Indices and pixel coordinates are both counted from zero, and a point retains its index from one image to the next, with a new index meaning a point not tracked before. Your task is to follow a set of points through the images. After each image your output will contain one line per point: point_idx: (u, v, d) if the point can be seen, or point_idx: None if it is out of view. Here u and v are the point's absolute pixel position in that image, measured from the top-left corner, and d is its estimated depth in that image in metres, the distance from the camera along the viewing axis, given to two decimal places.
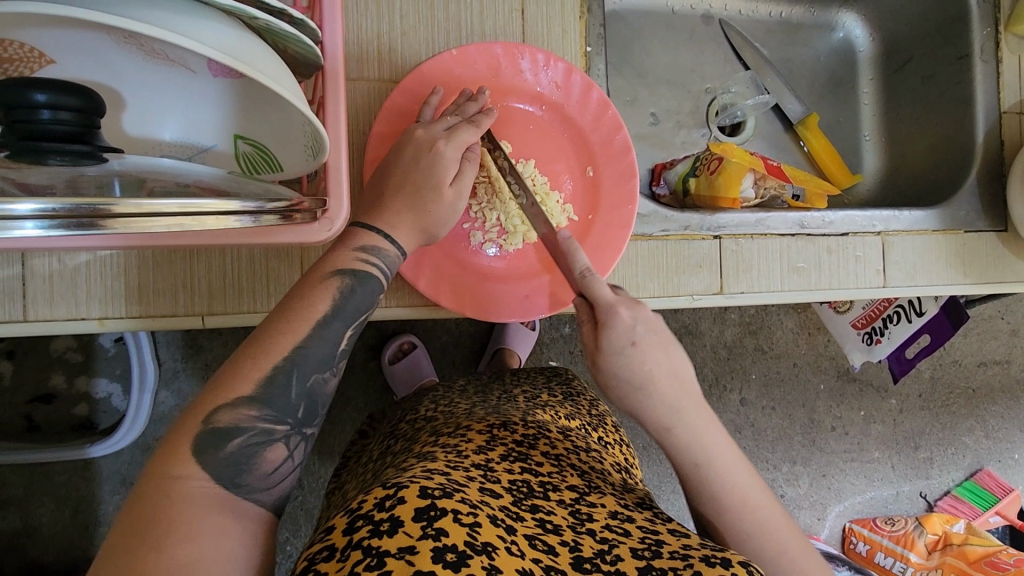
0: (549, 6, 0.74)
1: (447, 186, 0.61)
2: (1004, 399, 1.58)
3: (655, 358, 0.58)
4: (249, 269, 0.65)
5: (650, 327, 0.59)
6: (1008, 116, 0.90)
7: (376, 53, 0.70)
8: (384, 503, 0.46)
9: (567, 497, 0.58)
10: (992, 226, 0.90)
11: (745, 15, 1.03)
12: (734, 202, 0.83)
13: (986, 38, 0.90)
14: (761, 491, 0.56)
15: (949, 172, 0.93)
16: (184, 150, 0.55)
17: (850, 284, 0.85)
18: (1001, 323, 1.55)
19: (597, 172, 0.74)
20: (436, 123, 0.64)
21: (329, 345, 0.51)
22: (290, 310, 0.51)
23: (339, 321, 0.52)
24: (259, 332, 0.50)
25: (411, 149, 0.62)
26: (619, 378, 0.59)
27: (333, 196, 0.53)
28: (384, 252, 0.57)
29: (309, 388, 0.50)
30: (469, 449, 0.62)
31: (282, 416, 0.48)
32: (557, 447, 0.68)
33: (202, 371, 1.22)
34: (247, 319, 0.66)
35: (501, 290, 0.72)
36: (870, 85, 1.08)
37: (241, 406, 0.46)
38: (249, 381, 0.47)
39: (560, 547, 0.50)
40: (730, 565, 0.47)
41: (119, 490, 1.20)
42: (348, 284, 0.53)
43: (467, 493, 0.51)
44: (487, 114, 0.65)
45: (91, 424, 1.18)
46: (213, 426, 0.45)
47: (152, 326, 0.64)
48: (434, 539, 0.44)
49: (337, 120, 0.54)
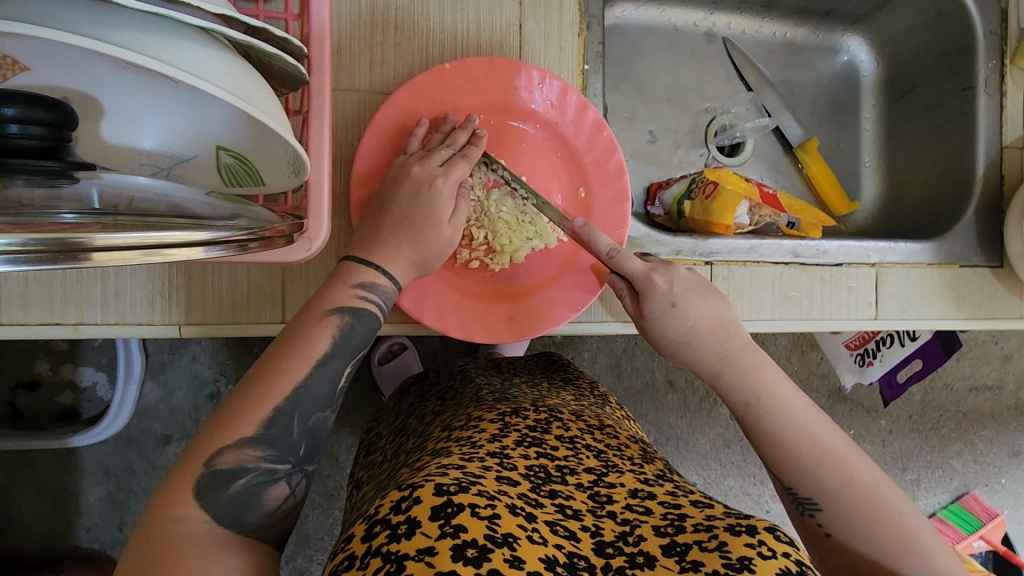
0: (547, 21, 0.73)
1: (446, 223, 0.62)
2: (994, 424, 1.57)
3: (696, 312, 0.64)
4: (230, 278, 0.64)
5: (686, 285, 0.64)
6: (1009, 150, 0.89)
7: (367, 65, 0.68)
8: (401, 506, 0.46)
9: (585, 480, 0.58)
10: (989, 261, 0.89)
11: (748, 35, 1.02)
12: (727, 228, 0.82)
13: (991, 71, 0.88)
14: (825, 423, 0.59)
15: (948, 204, 0.92)
16: (164, 158, 0.53)
17: (842, 314, 0.84)
18: (994, 348, 1.54)
19: (589, 194, 0.73)
20: (431, 156, 0.64)
21: (328, 384, 0.52)
22: (289, 350, 0.52)
23: (338, 359, 0.53)
24: (258, 373, 0.50)
25: (409, 187, 0.62)
26: (665, 338, 0.65)
27: (313, 215, 0.53)
28: (382, 287, 0.58)
29: (311, 426, 0.51)
30: (484, 438, 0.62)
31: (285, 456, 0.49)
32: (571, 429, 0.68)
33: (190, 366, 1.21)
34: (225, 330, 0.65)
35: (484, 310, 0.70)
36: (873, 110, 1.06)
37: (244, 447, 0.47)
38: (252, 423, 0.48)
39: (581, 532, 0.50)
40: (756, 534, 0.46)
41: (101, 481, 1.19)
42: (348, 320, 0.54)
43: (484, 486, 0.50)
44: (477, 143, 0.66)
45: (75, 413, 1.17)
46: (214, 468, 0.46)
47: (128, 333, 0.63)
48: (453, 537, 0.43)
49: (320, 140, 0.53)
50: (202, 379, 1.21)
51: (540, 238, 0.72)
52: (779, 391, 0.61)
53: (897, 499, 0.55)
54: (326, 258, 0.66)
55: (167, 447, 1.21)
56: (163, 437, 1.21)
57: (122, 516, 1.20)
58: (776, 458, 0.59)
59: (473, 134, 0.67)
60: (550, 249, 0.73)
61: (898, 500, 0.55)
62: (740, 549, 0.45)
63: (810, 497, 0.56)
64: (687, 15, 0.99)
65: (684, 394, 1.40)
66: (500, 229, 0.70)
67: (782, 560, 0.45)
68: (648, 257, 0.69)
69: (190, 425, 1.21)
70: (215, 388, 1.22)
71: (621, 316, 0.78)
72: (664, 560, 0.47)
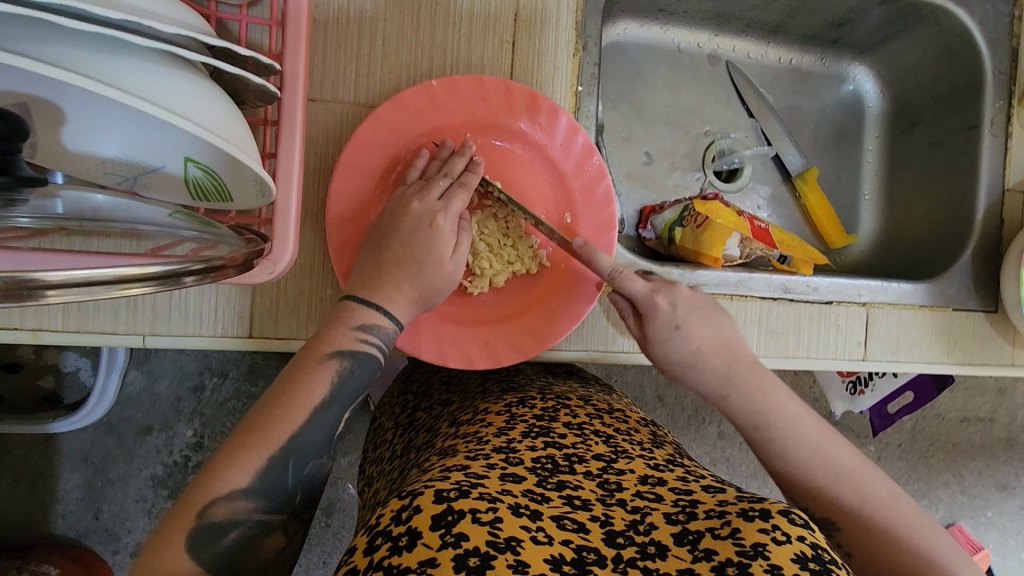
0: (542, 39, 0.71)
1: (447, 260, 0.62)
2: (984, 457, 1.55)
3: (700, 333, 0.65)
4: (198, 291, 0.63)
5: (690, 305, 0.66)
6: (1011, 193, 0.87)
7: (353, 75, 0.66)
8: (401, 516, 0.44)
9: (595, 468, 0.57)
10: (983, 305, 0.87)
11: (753, 59, 1.00)
12: (716, 261, 0.80)
13: (997, 111, 0.86)
14: (836, 445, 0.61)
15: (944, 245, 0.90)
16: (127, 168, 0.51)
17: (830, 353, 0.82)
18: (989, 381, 1.52)
19: (576, 220, 0.71)
20: (429, 189, 0.63)
21: (325, 430, 0.52)
22: (287, 395, 0.52)
23: (336, 406, 0.53)
24: (256, 420, 0.51)
25: (408, 223, 0.62)
26: (671, 361, 0.66)
27: (279, 238, 0.57)
28: (383, 329, 0.58)
29: (306, 475, 0.51)
30: (490, 434, 0.62)
31: (279, 506, 0.50)
32: (580, 416, 0.68)
33: (174, 358, 1.18)
34: (190, 342, 0.64)
35: (462, 334, 0.68)
36: (875, 142, 1.04)
37: (235, 499, 0.47)
38: (246, 474, 0.48)
39: (590, 523, 0.48)
40: (770, 518, 0.43)
41: (79, 468, 1.16)
42: (347, 365, 0.54)
43: (487, 487, 0.48)
44: (474, 171, 0.65)
45: (55, 399, 1.15)
46: (207, 520, 0.46)
47: (89, 341, 0.62)
48: (454, 547, 0.41)
49: (291, 158, 0.56)
50: (187, 371, 1.19)
51: (522, 263, 0.70)
52: (786, 412, 0.63)
53: (910, 515, 0.56)
54: (299, 274, 0.66)
55: (148, 438, 1.18)
56: (144, 427, 1.18)
57: (98, 505, 1.17)
58: (789, 475, 0.61)
59: (471, 161, 0.66)
60: (532, 274, 0.72)
61: (913, 514, 0.56)
62: (753, 536, 0.43)
63: (829, 520, 0.57)
64: (691, 36, 0.97)
65: (673, 411, 1.38)
66: (481, 253, 0.69)
67: (797, 546, 0.42)
68: (650, 275, 0.69)
69: (173, 417, 1.19)
70: (200, 381, 1.19)
71: (602, 346, 0.77)
72: (677, 549, 0.45)
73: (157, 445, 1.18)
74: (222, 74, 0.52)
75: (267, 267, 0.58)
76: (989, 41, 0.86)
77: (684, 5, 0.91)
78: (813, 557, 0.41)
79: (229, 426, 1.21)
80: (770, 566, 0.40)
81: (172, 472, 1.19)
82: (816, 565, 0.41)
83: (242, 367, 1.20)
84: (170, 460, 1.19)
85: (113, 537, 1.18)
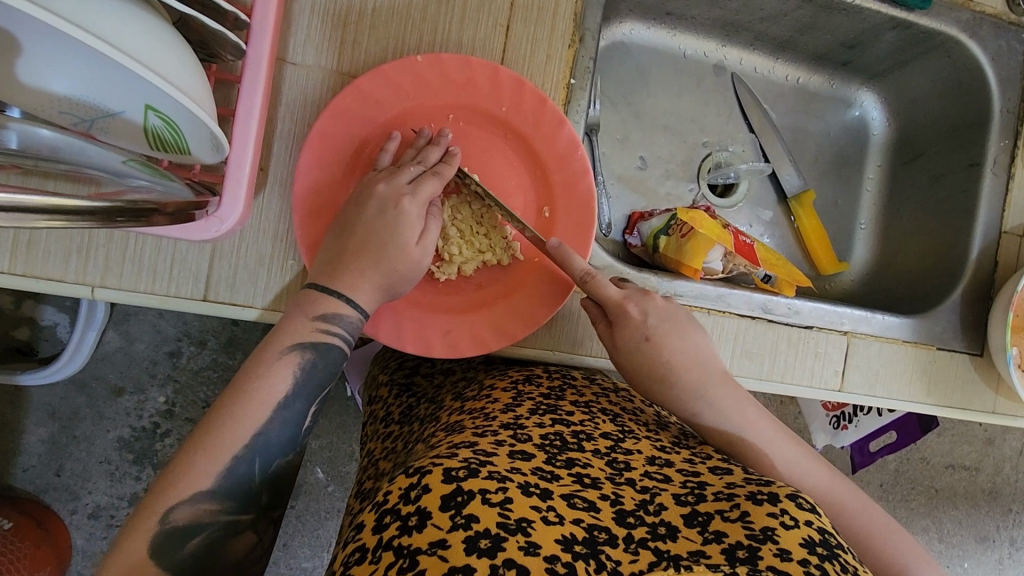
0: (538, 26, 0.69)
1: (414, 246, 0.61)
2: (966, 506, 1.51)
3: (669, 343, 0.65)
4: (153, 247, 0.62)
5: (661, 316, 0.66)
6: (1008, 236, 0.85)
7: (337, 44, 0.65)
8: (409, 494, 0.44)
9: (602, 446, 0.56)
10: (969, 348, 0.85)
11: (759, 73, 0.98)
12: (695, 272, 0.78)
13: (1001, 150, 0.84)
14: (815, 463, 0.62)
15: (935, 282, 0.88)
16: (85, 109, 0.48)
17: (806, 380, 0.80)
18: (977, 430, 1.50)
19: (554, 214, 0.69)
20: (399, 173, 0.62)
21: (289, 429, 0.54)
22: (248, 392, 0.53)
23: (299, 401, 0.55)
24: (215, 418, 0.52)
25: (374, 205, 0.61)
26: (640, 372, 0.66)
27: (229, 197, 0.57)
28: (345, 317, 0.57)
29: (271, 472, 0.53)
30: (496, 410, 0.60)
31: (244, 507, 0.51)
32: (586, 394, 0.66)
33: (154, 321, 1.15)
34: (140, 299, 0.63)
35: (428, 322, 0.67)
36: (877, 171, 1.02)
37: (199, 502, 0.49)
38: (207, 477, 0.49)
39: (601, 501, 0.48)
40: (779, 503, 0.46)
41: (46, 424, 1.13)
42: (309, 359, 0.55)
43: (495, 466, 0.47)
44: (450, 163, 0.64)
45: (30, 351, 1.11)
46: (168, 526, 0.47)
47: (33, 286, 0.61)
48: (465, 529, 0.41)
49: (249, 115, 0.56)
50: (165, 336, 1.15)
51: (493, 253, 0.68)
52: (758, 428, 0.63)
53: (884, 523, 0.58)
54: (262, 239, 0.65)
55: (119, 399, 1.15)
56: (116, 388, 1.15)
57: (61, 462, 1.14)
58: None
59: (447, 151, 0.65)
60: (503, 266, 0.69)
61: (880, 521, 0.58)
62: (762, 520, 0.45)
63: None
64: (698, 44, 0.95)
65: None
66: (451, 238, 0.67)
67: (804, 529, 0.45)
68: (624, 283, 0.69)
69: (146, 381, 1.15)
70: (177, 347, 1.16)
71: (568, 349, 0.74)
72: (686, 531, 0.46)
73: (128, 408, 1.15)
74: (193, 21, 0.49)
75: (214, 224, 0.58)
76: (999, 78, 0.84)
77: (694, 11, 0.89)
78: (820, 541, 0.44)
79: (202, 396, 1.18)
80: (779, 550, 0.42)
81: (139, 437, 1.15)
82: (823, 548, 0.43)
83: (221, 338, 1.16)
84: (140, 424, 1.15)
85: (72, 496, 1.14)
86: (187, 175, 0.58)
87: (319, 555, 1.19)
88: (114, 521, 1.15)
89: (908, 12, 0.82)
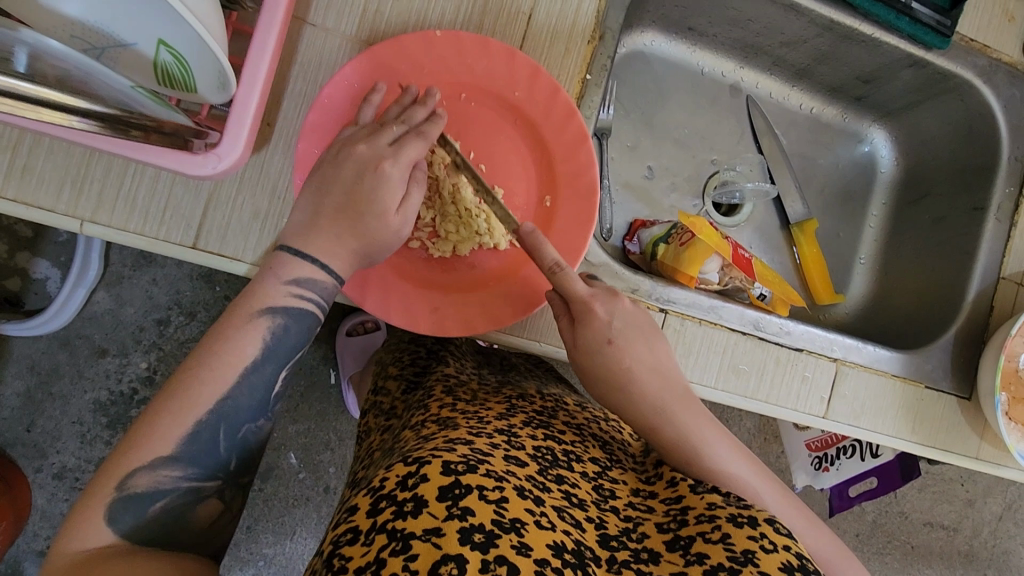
0: (560, 18, 0.70)
1: (393, 214, 0.58)
2: (940, 566, 1.49)
3: (632, 351, 0.62)
4: (149, 188, 0.62)
5: (627, 320, 0.62)
6: (1006, 282, 0.84)
7: (360, 11, 0.66)
8: (407, 482, 0.42)
9: (590, 470, 0.55)
10: (957, 390, 0.84)
11: (774, 99, 0.99)
12: (690, 280, 0.78)
13: (1007, 198, 0.84)
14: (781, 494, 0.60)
15: (929, 323, 0.87)
16: (95, 37, 0.47)
17: (791, 403, 0.79)
18: (959, 489, 1.48)
19: (555, 204, 0.69)
20: (380, 134, 0.60)
21: (259, 395, 0.53)
22: (213, 354, 0.51)
23: (270, 365, 0.53)
24: (181, 378, 0.50)
25: (351, 167, 0.58)
26: (597, 375, 0.62)
27: (230, 136, 0.57)
28: (319, 283, 0.55)
29: (239, 439, 0.52)
30: (491, 416, 0.58)
31: (210, 473, 0.50)
32: (577, 419, 0.66)
33: (147, 286, 1.13)
34: (127, 238, 0.62)
35: (419, 296, 0.66)
36: (881, 209, 1.02)
37: (160, 468, 0.48)
38: (172, 442, 0.48)
39: (587, 522, 0.47)
40: (758, 527, 0.46)
41: (23, 377, 1.11)
42: (280, 323, 0.53)
43: (492, 465, 0.46)
44: (435, 122, 0.61)
45: (17, 302, 1.08)
46: (128, 492, 0.46)
47: (22, 213, 0.60)
48: (460, 519, 0.40)
49: (260, 57, 0.56)
50: (156, 303, 1.13)
51: (488, 237, 0.68)
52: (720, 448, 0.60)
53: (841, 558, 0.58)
54: (257, 194, 0.64)
55: (101, 360, 1.13)
56: (100, 348, 1.13)
57: (33, 417, 1.12)
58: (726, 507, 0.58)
59: (433, 113, 0.63)
60: (499, 249, 0.69)
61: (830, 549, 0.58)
62: (743, 542, 0.45)
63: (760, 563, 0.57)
64: (718, 63, 0.96)
65: None
66: (447, 215, 0.67)
67: (783, 554, 0.44)
68: (594, 280, 0.66)
69: (130, 345, 1.13)
70: (166, 315, 1.14)
71: (555, 341, 0.73)
72: (669, 555, 0.46)
73: (109, 370, 1.13)
74: None
75: (211, 160, 0.57)
76: (1010, 126, 0.84)
77: (715, 29, 0.90)
78: (798, 566, 0.44)
79: None
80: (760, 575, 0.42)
81: (116, 401, 1.14)
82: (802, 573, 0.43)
83: (211, 311, 1.15)
84: (118, 388, 1.14)
85: (40, 454, 1.12)
86: (196, 117, 0.60)
87: (281, 542, 1.16)
88: (78, 484, 1.13)
89: (926, 51, 0.82)
